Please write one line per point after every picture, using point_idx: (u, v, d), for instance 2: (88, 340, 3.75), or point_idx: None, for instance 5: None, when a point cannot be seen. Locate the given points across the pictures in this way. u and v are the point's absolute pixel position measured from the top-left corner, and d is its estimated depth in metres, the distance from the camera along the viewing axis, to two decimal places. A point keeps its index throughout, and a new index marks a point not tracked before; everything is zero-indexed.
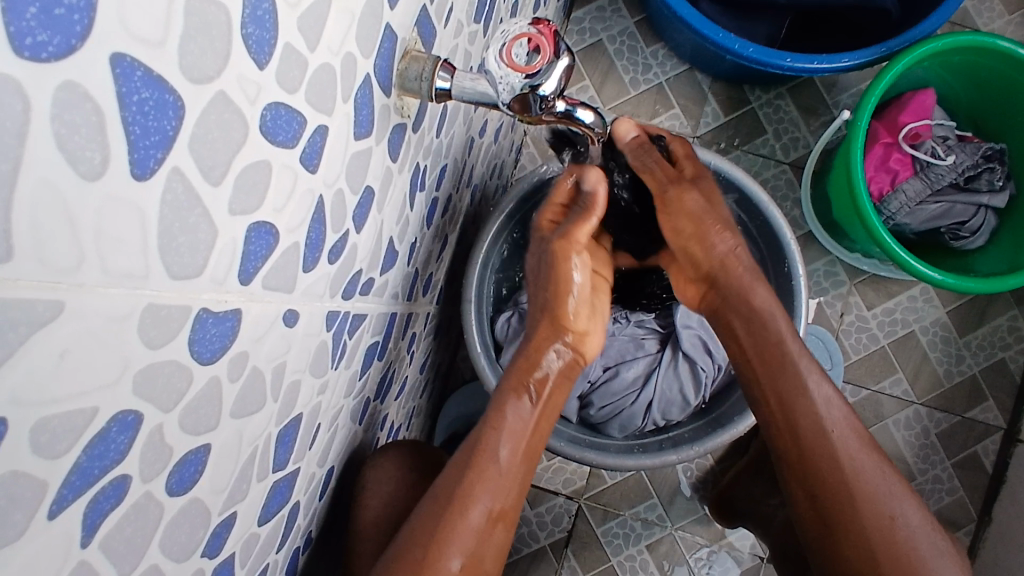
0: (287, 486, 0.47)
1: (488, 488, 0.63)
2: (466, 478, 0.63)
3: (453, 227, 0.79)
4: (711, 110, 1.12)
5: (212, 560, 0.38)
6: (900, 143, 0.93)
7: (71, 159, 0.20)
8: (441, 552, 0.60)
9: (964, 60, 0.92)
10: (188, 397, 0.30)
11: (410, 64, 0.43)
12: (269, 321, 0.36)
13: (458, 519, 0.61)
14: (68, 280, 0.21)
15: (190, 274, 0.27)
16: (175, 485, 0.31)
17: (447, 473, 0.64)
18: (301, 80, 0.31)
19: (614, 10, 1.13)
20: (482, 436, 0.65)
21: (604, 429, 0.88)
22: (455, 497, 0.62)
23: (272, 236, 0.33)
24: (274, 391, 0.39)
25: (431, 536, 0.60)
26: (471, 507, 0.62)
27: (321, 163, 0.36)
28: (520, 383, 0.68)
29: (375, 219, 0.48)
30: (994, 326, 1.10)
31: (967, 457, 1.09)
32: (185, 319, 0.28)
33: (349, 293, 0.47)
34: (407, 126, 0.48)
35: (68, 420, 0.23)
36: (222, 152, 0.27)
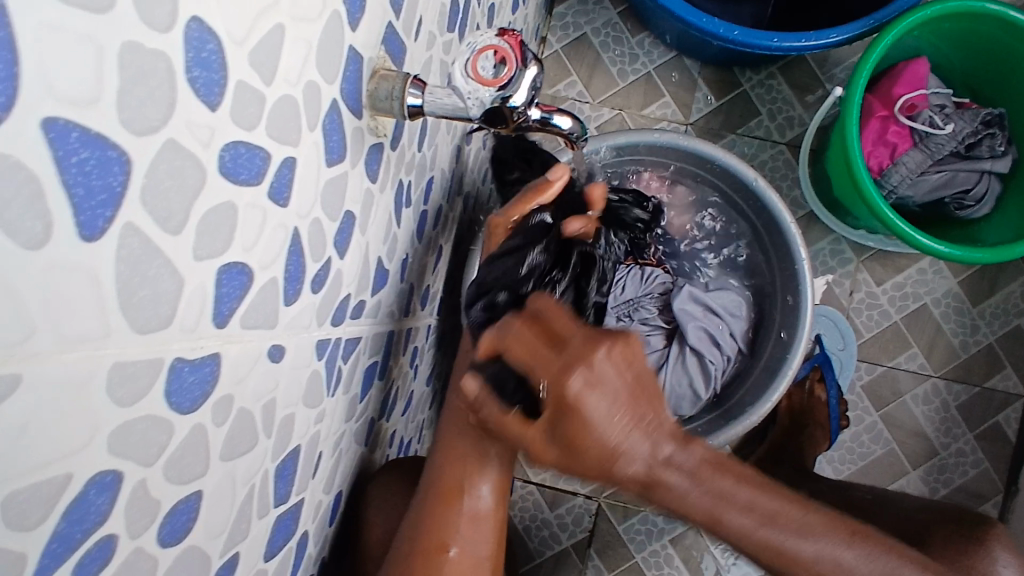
0: (292, 519, 0.47)
1: (471, 475, 0.65)
2: (444, 466, 0.66)
3: (446, 237, 0.79)
4: (702, 96, 1.10)
5: None
6: (896, 115, 0.91)
7: (10, 232, 0.19)
8: (439, 540, 0.62)
9: (955, 26, 0.90)
10: (171, 448, 0.29)
11: (379, 84, 0.42)
12: (253, 360, 0.35)
13: (448, 507, 0.64)
14: (23, 352, 0.20)
15: (157, 326, 0.26)
16: (167, 536, 0.31)
17: (431, 466, 0.67)
18: (260, 115, 0.31)
19: (596, 2, 1.11)
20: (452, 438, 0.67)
21: None
22: (445, 488, 0.65)
23: (246, 276, 0.32)
24: (266, 428, 0.38)
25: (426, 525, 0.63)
26: (460, 494, 0.65)
27: (292, 196, 0.35)
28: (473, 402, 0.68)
29: (359, 242, 0.47)
30: (1008, 292, 1.08)
31: (990, 427, 1.07)
32: (158, 370, 0.27)
33: (339, 319, 0.47)
34: (384, 145, 0.48)
35: (40, 491, 0.22)
36: (179, 200, 0.26)
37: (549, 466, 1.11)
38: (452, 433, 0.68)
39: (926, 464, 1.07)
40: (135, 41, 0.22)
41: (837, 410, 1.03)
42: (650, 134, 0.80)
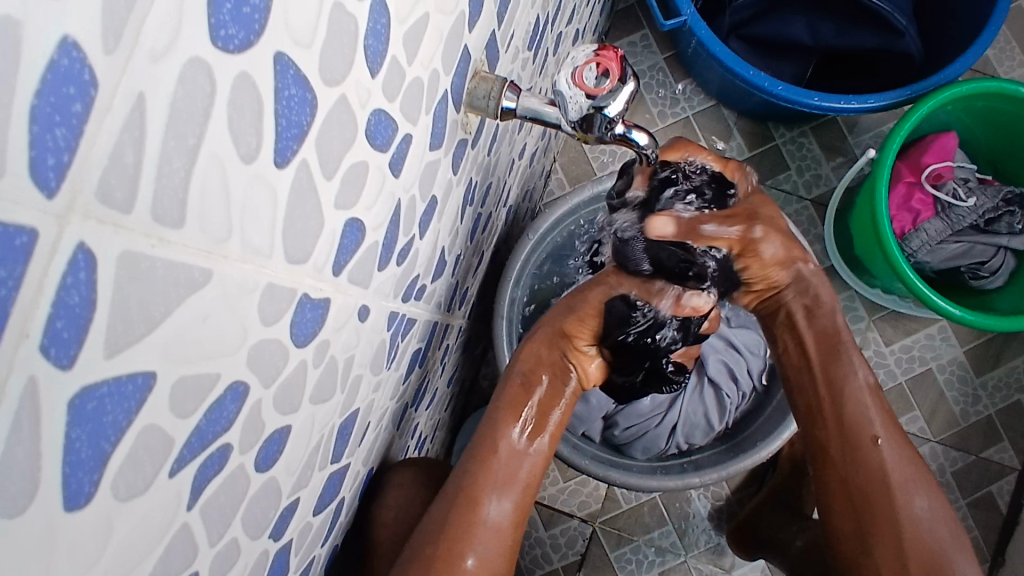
0: (338, 481, 0.49)
1: (494, 483, 0.65)
2: (476, 472, 0.65)
3: (488, 243, 0.82)
4: (736, 145, 1.15)
5: (276, 542, 0.40)
6: (923, 183, 0.96)
7: (235, 141, 0.22)
8: (458, 548, 0.61)
9: (987, 106, 0.96)
10: (283, 374, 0.32)
11: (479, 83, 0.46)
12: (348, 313, 0.38)
13: (472, 513, 0.63)
14: (218, 249, 0.23)
15: (301, 259, 0.29)
16: (260, 462, 0.33)
17: (456, 468, 0.66)
18: (398, 90, 0.34)
19: (644, 46, 1.17)
20: (481, 441, 0.67)
21: (627, 450, 0.89)
22: (470, 493, 0.64)
23: (360, 233, 0.35)
24: (342, 383, 0.41)
25: (451, 527, 0.62)
26: (483, 502, 0.64)
27: (403, 168, 0.39)
28: (513, 403, 0.69)
29: (434, 227, 0.50)
30: (1011, 366, 1.12)
31: (982, 496, 1.10)
32: (290, 300, 0.30)
33: (407, 296, 0.50)
34: (468, 141, 0.51)
35: (198, 382, 0.25)
36: (336, 149, 0.29)
37: (550, 485, 1.13)
38: (492, 432, 0.67)
39: None
40: (341, 3, 0.26)
41: None
42: None
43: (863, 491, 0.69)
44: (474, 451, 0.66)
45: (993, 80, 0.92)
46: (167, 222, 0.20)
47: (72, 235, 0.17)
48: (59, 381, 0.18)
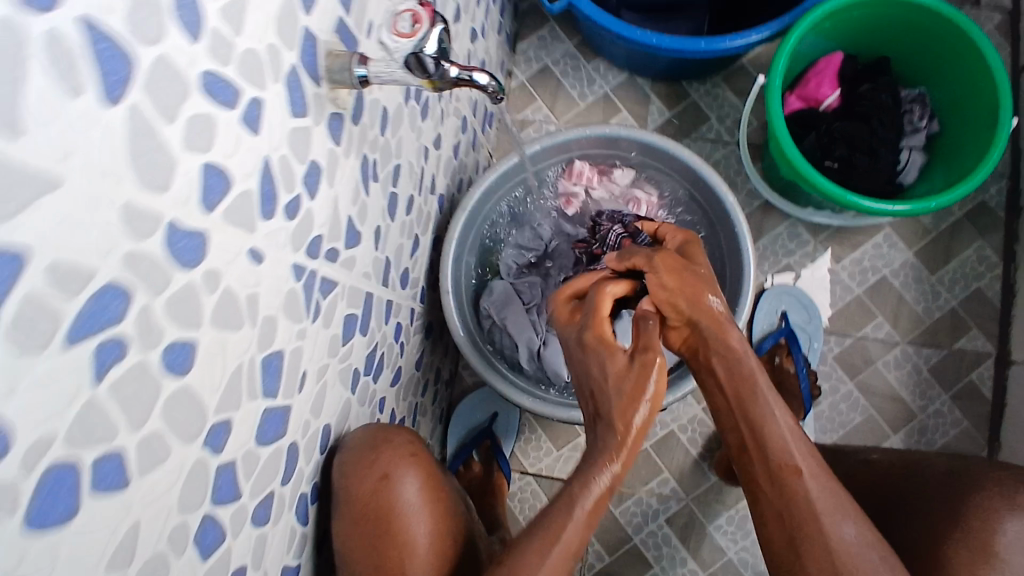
0: (281, 419, 0.55)
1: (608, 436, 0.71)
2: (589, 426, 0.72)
3: (424, 228, 0.90)
4: (655, 108, 1.23)
5: (216, 456, 0.47)
6: (824, 83, 1.01)
7: (61, 81, 0.30)
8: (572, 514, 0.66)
9: (901, 16, 0.96)
10: (170, 291, 0.39)
11: (334, 61, 0.55)
12: (234, 251, 0.45)
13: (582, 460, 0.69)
14: (66, 164, 0.31)
15: (159, 186, 0.38)
16: (169, 366, 0.40)
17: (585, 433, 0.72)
18: (231, 57, 0.43)
19: (554, 38, 1.26)
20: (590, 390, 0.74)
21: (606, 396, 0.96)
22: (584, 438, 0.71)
23: (225, 181, 0.44)
24: (251, 318, 0.48)
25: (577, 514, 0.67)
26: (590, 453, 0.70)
27: (262, 127, 0.47)
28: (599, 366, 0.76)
29: (327, 191, 0.58)
30: (964, 258, 1.15)
31: (964, 388, 1.12)
32: (157, 224, 0.38)
33: (314, 253, 0.57)
34: (346, 116, 0.60)
35: (77, 271, 0.33)
36: (172, 99, 0.38)
37: (545, 457, 1.18)
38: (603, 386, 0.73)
39: (907, 428, 1.12)
40: None
41: (807, 380, 1.09)
42: (582, 129, 0.92)
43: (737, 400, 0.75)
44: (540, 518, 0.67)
45: None
46: (6, 127, 0.28)
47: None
48: None
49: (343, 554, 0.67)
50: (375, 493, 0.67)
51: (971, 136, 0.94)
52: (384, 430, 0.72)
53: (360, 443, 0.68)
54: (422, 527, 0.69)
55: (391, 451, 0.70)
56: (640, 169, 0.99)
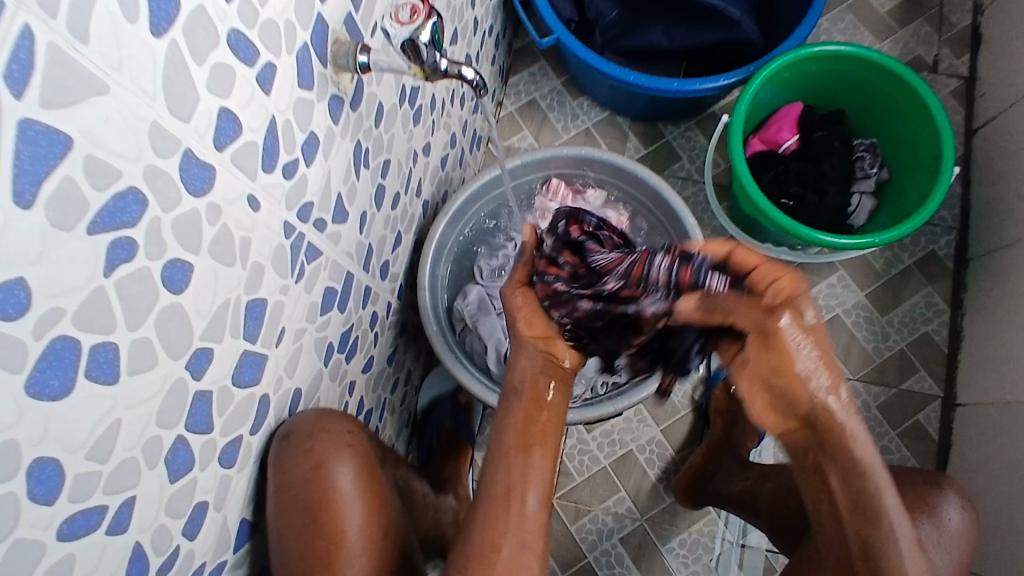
0: (258, 366, 0.59)
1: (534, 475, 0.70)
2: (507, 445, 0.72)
3: (407, 228, 0.95)
4: (633, 145, 1.32)
5: (196, 380, 0.50)
6: (784, 129, 1.10)
7: (122, 5, 0.36)
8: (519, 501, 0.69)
9: (854, 74, 1.07)
10: (178, 211, 0.44)
11: (340, 47, 0.61)
12: (236, 193, 0.50)
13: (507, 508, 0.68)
14: (113, 74, 0.36)
15: (182, 115, 0.43)
16: (168, 280, 0.44)
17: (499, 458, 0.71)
18: (255, 22, 0.49)
19: (543, 74, 1.36)
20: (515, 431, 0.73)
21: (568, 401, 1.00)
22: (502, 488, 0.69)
23: (236, 126, 0.49)
24: (242, 259, 0.53)
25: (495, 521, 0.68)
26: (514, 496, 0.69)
27: (273, 90, 0.53)
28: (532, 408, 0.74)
29: (322, 164, 0.63)
30: (912, 303, 1.23)
31: (911, 426, 1.17)
32: (176, 149, 0.43)
33: (303, 217, 0.62)
34: (345, 100, 0.66)
35: (107, 168, 0.37)
36: (203, 44, 0.44)
37: None
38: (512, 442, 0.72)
39: None
40: None
41: None
42: (559, 149, 0.99)
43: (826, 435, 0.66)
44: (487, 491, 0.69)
45: (842, 49, 1.04)
46: (77, 32, 0.34)
47: (18, 17, 0.30)
48: (13, 104, 0.31)
49: (276, 540, 0.64)
50: (307, 480, 0.65)
51: (914, 184, 1.04)
52: (323, 416, 0.70)
53: (303, 425, 0.66)
54: (355, 520, 0.67)
55: (327, 439, 0.68)
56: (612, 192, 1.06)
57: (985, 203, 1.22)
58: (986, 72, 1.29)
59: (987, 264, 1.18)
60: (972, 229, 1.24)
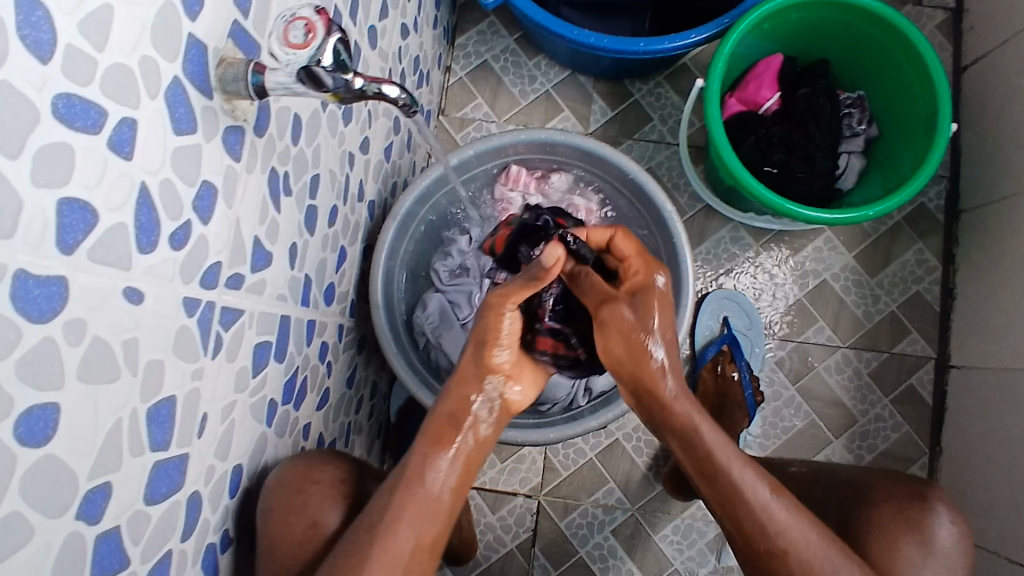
0: (177, 470, 0.51)
1: (414, 513, 0.65)
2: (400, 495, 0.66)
3: (351, 239, 0.85)
4: (598, 107, 1.20)
5: (93, 526, 0.43)
6: (764, 86, 0.99)
7: None
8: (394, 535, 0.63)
9: (840, 19, 0.95)
10: (22, 349, 0.35)
11: (226, 69, 0.49)
12: (105, 293, 0.41)
13: (382, 544, 0.63)
14: None
15: (1, 232, 0.33)
16: (25, 436, 0.36)
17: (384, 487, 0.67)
18: (93, 76, 0.38)
19: (493, 32, 1.21)
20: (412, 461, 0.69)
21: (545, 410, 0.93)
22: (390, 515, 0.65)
23: (91, 214, 0.39)
24: (130, 364, 0.43)
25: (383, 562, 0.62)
26: (397, 533, 0.64)
27: (137, 151, 0.42)
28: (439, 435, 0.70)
29: (227, 214, 0.53)
30: (903, 261, 1.16)
31: (904, 391, 1.13)
32: (2, 275, 0.33)
33: (210, 284, 0.52)
34: (246, 129, 0.54)
35: None
36: (14, 130, 0.33)
37: (488, 469, 1.14)
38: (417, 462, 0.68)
39: (848, 432, 1.12)
40: None
41: (750, 387, 1.08)
42: (519, 134, 0.88)
43: (727, 507, 0.70)
44: (400, 473, 0.68)
45: None
46: None
47: None
48: None
49: None
50: (304, 542, 0.65)
51: (908, 143, 0.94)
52: (313, 466, 0.68)
53: (280, 488, 0.63)
54: None
55: (318, 493, 0.67)
56: (580, 175, 0.95)
57: (977, 150, 1.13)
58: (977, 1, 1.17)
59: (981, 216, 1.11)
60: (964, 177, 1.16)
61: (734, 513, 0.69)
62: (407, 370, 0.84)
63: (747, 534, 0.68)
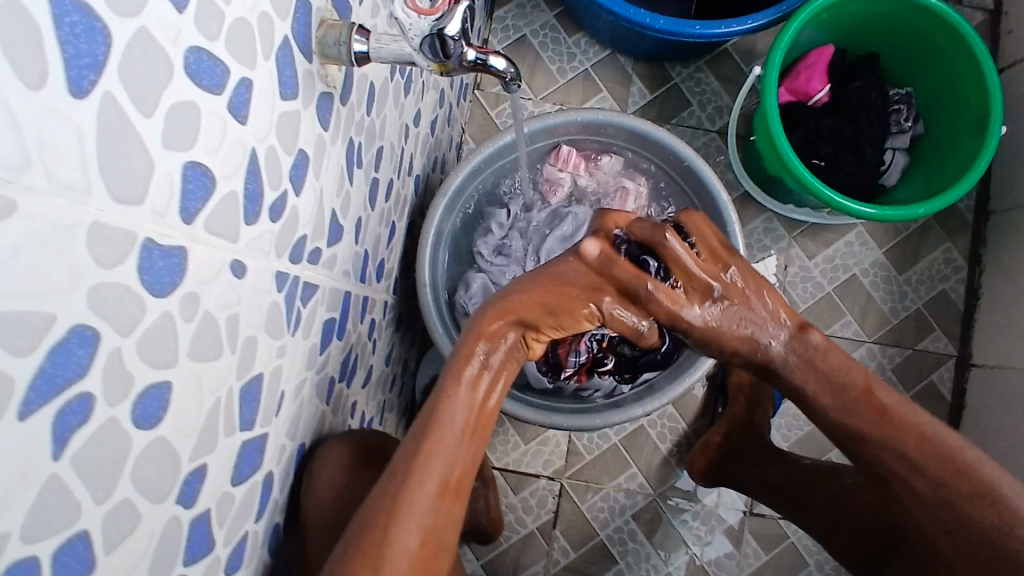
0: (257, 451, 0.48)
1: (442, 461, 0.59)
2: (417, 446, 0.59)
3: (400, 214, 0.82)
4: (637, 90, 1.18)
5: (187, 510, 0.40)
6: (816, 77, 0.98)
7: (15, 67, 0.23)
8: (401, 523, 0.56)
9: (897, 13, 0.94)
10: (143, 325, 0.32)
11: (327, 32, 0.46)
12: (216, 266, 0.38)
13: (406, 494, 0.57)
14: (19, 179, 0.23)
15: (132, 199, 0.30)
16: (140, 418, 0.34)
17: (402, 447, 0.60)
18: (219, 30, 0.35)
19: (533, 6, 1.18)
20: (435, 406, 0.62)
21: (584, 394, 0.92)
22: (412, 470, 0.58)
23: (209, 180, 0.36)
24: (230, 341, 0.41)
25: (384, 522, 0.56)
26: (430, 481, 0.58)
27: (249, 116, 0.39)
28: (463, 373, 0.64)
29: (314, 185, 0.50)
30: (931, 259, 1.17)
31: (925, 387, 1.15)
32: (130, 246, 0.30)
33: (297, 258, 0.49)
34: (335, 96, 0.51)
35: (30, 320, 0.25)
36: (151, 84, 0.30)
37: (512, 450, 1.13)
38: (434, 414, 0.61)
39: None
40: None
41: None
42: (574, 114, 0.86)
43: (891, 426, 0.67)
44: (424, 420, 0.61)
45: None
46: None
47: None
48: None
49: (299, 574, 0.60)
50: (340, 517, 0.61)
51: (955, 143, 0.95)
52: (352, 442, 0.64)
53: (327, 468, 0.60)
54: None
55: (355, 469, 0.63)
56: (628, 159, 0.93)
57: (1010, 152, 1.14)
58: (1016, 3, 1.18)
59: (1012, 218, 1.12)
60: (995, 179, 1.16)
61: (898, 435, 0.66)
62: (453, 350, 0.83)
63: (902, 454, 0.66)
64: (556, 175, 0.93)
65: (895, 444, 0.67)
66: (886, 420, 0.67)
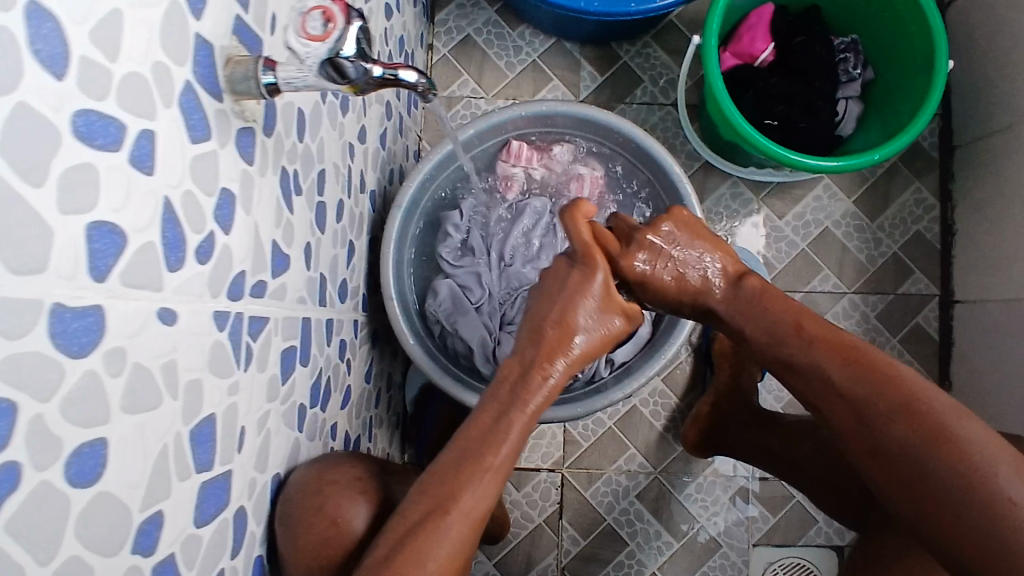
0: (222, 489, 0.49)
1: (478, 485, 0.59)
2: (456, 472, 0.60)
3: (357, 231, 0.82)
4: (587, 74, 1.18)
5: (148, 558, 0.41)
6: (758, 38, 0.98)
7: None
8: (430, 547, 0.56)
9: None
10: (65, 388, 0.33)
11: (234, 68, 0.46)
12: (142, 318, 0.38)
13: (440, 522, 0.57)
14: None
15: (32, 269, 0.30)
16: (77, 477, 0.34)
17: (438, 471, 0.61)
18: (108, 88, 0.35)
19: (473, 4, 1.18)
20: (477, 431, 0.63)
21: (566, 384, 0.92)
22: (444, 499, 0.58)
23: (119, 236, 0.36)
24: (170, 388, 0.41)
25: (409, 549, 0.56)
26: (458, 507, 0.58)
27: (157, 165, 0.39)
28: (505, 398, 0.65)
29: (245, 220, 0.50)
30: (902, 202, 1.16)
31: (912, 330, 1.15)
32: (38, 313, 0.31)
33: (237, 294, 0.49)
34: (257, 130, 0.52)
35: None
36: (38, 154, 0.30)
37: None
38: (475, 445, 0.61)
39: None
40: None
41: None
42: (518, 109, 0.85)
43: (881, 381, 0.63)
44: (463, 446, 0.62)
45: None
46: None
47: None
48: None
49: None
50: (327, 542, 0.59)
51: (905, 85, 0.94)
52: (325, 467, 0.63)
53: (302, 494, 0.58)
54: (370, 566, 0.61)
55: (335, 492, 0.61)
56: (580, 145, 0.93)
57: (967, 86, 1.14)
58: None
59: (975, 151, 1.12)
60: (956, 115, 1.16)
61: (895, 393, 0.63)
62: (427, 359, 0.83)
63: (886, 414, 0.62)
64: (510, 172, 0.93)
65: (877, 399, 0.63)
66: (867, 380, 0.64)
